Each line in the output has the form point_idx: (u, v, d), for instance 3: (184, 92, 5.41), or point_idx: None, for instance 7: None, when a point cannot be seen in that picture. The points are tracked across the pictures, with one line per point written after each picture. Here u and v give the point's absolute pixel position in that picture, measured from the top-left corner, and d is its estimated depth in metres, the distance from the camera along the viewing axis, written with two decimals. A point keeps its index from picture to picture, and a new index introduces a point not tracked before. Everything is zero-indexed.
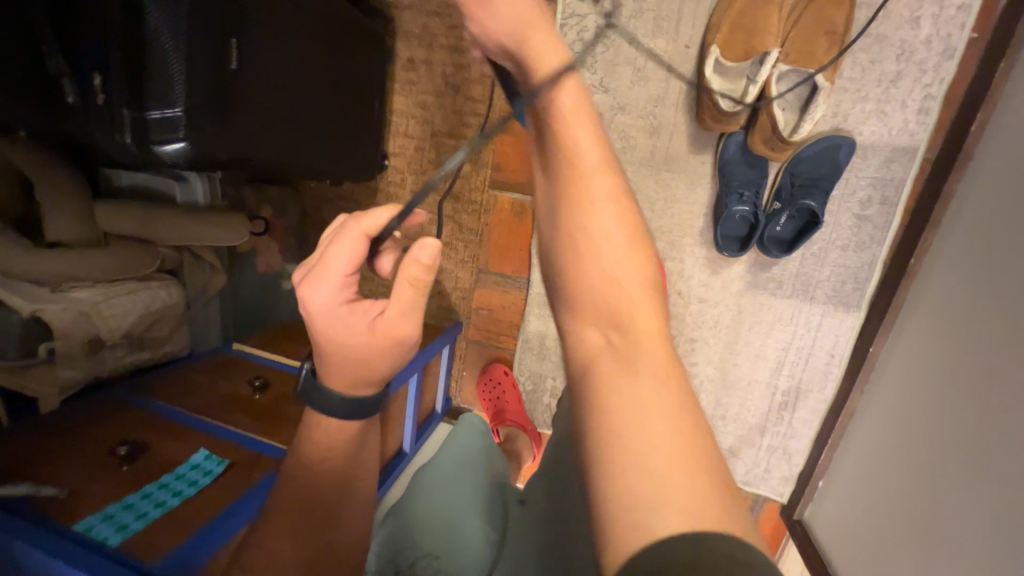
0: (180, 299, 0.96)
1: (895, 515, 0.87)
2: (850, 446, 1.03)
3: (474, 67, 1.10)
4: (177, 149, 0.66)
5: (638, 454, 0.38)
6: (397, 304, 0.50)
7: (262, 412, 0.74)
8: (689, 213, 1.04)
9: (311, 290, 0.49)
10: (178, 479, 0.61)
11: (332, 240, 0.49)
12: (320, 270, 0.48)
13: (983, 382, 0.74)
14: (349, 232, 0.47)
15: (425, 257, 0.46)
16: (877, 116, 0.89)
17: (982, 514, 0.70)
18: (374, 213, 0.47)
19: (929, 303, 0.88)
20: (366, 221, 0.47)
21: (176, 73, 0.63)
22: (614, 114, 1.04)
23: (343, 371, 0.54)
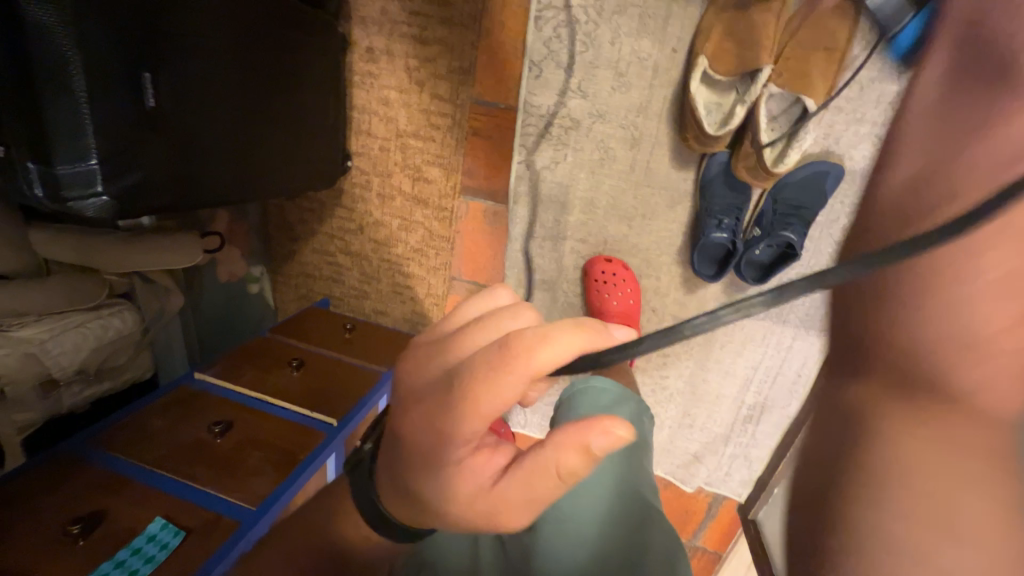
0: (137, 325, 0.93)
1: None
2: None
3: (440, 61, 1.00)
4: (98, 205, 0.61)
5: (968, 508, 0.37)
6: (521, 482, 0.34)
7: (222, 462, 0.73)
8: (668, 230, 1.00)
9: (420, 416, 0.34)
10: (134, 555, 0.60)
11: (473, 348, 0.33)
12: (447, 400, 0.32)
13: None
14: (500, 359, 0.30)
15: (602, 445, 0.31)
16: (871, 141, 0.83)
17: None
18: (554, 337, 0.29)
19: None
20: (529, 358, 0.29)
21: (87, 122, 0.57)
22: (593, 122, 0.96)
23: (412, 508, 0.40)
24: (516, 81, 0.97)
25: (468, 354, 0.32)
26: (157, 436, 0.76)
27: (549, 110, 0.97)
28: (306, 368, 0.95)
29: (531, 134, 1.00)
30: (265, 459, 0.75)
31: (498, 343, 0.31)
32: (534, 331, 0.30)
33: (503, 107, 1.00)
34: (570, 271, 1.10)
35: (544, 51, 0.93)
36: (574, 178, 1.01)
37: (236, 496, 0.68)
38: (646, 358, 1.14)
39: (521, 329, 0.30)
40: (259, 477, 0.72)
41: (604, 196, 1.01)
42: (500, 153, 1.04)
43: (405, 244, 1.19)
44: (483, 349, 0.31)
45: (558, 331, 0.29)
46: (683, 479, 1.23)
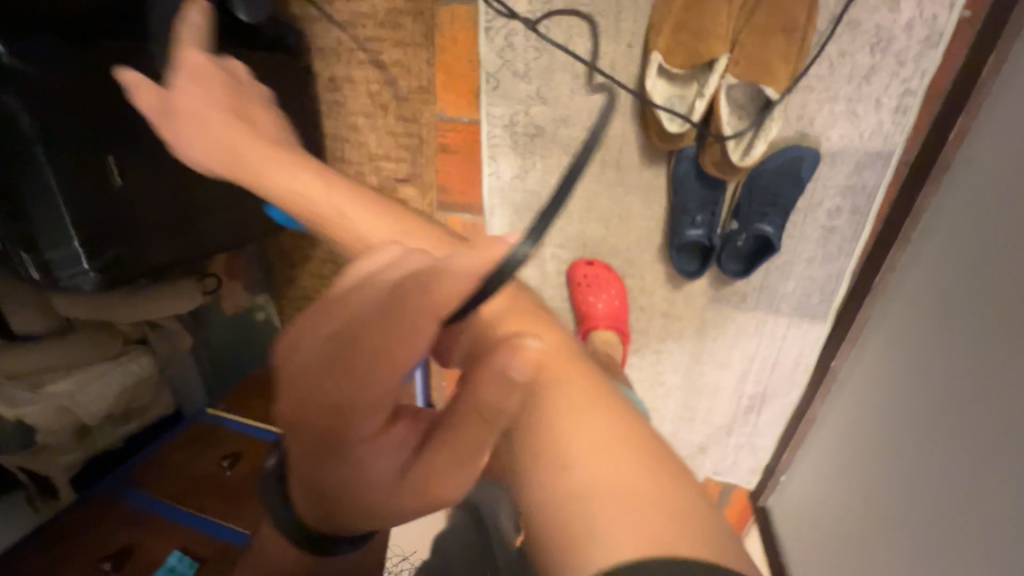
0: (154, 368, 1.01)
1: (891, 461, 0.80)
2: (844, 380, 0.96)
3: (401, 83, 1.00)
4: (87, 279, 0.67)
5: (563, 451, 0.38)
6: (448, 447, 0.29)
7: (231, 493, 0.80)
8: (646, 229, 0.99)
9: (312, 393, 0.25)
10: None
11: (375, 294, 0.27)
12: (356, 361, 0.25)
13: (947, 417, 0.70)
14: (417, 299, 0.27)
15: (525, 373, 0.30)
16: (848, 119, 0.78)
17: (924, 535, 0.72)
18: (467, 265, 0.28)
19: (906, 296, 0.82)
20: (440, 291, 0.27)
21: (61, 207, 0.62)
22: (556, 127, 0.94)
23: (319, 516, 0.31)
24: (476, 95, 0.97)
25: (372, 297, 0.27)
26: (178, 471, 0.84)
27: (512, 120, 0.96)
28: None
29: (498, 145, 0.99)
30: None
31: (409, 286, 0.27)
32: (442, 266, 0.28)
33: (467, 121, 1.00)
34: (554, 276, 1.10)
35: (499, 62, 0.91)
36: (546, 185, 1.01)
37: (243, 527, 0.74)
38: (639, 356, 1.13)
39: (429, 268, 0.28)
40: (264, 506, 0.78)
41: (578, 200, 1.00)
42: (471, 167, 1.05)
43: None
44: (399, 292, 0.27)
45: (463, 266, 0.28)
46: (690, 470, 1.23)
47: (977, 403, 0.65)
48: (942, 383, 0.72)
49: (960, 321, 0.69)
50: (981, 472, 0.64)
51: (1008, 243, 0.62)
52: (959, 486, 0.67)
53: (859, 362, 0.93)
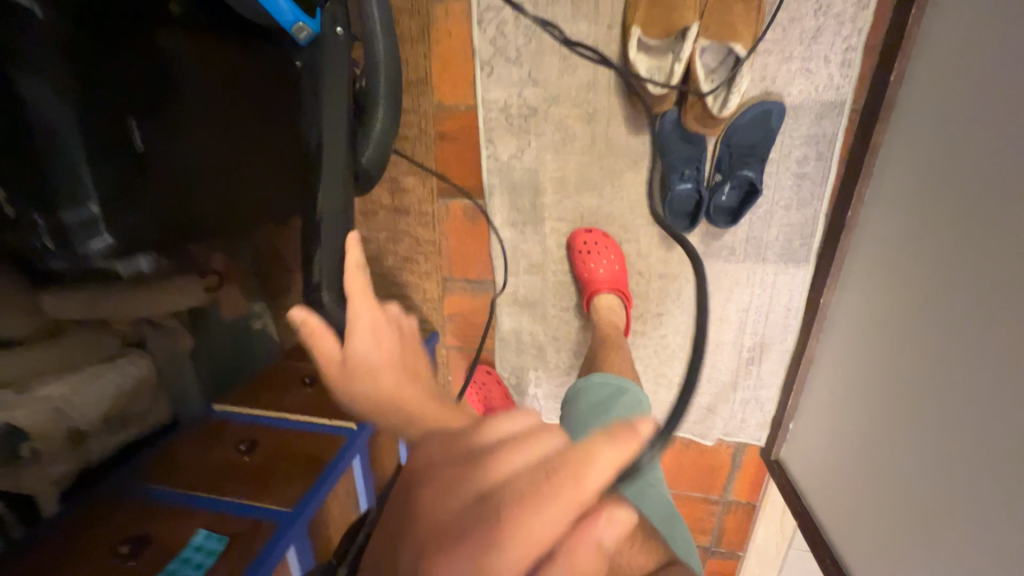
0: (150, 371, 0.96)
1: (914, 369, 0.80)
2: (839, 313, 1.02)
3: (399, 76, 1.06)
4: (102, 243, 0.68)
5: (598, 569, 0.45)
6: None
7: (253, 476, 0.76)
8: (637, 194, 1.06)
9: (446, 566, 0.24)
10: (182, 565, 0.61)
11: (510, 477, 0.26)
12: (490, 541, 0.24)
13: (931, 329, 0.77)
14: (548, 482, 0.25)
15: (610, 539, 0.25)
16: (803, 75, 0.90)
17: (923, 441, 0.77)
18: (600, 463, 0.24)
19: (884, 213, 0.88)
20: (587, 480, 0.24)
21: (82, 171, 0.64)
22: (548, 106, 1.02)
23: None
24: (472, 82, 1.04)
25: (514, 477, 0.26)
26: (185, 466, 0.78)
27: (507, 102, 1.04)
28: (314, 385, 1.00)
29: (494, 127, 1.06)
30: (289, 468, 0.78)
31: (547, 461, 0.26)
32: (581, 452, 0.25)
33: (463, 108, 1.07)
34: (555, 250, 1.15)
35: (492, 49, 1.00)
36: (541, 162, 1.07)
37: (272, 502, 0.71)
38: (642, 321, 1.18)
39: (563, 459, 0.25)
40: (290, 485, 0.74)
41: (572, 172, 1.07)
42: (469, 151, 1.11)
43: (394, 256, 1.24)
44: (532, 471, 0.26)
45: (604, 465, 0.24)
46: (701, 434, 1.26)
47: (981, 271, 0.68)
48: (924, 294, 0.79)
49: (926, 239, 0.78)
50: (964, 372, 0.70)
51: (961, 165, 0.71)
52: (963, 386, 0.71)
53: (850, 290, 0.98)
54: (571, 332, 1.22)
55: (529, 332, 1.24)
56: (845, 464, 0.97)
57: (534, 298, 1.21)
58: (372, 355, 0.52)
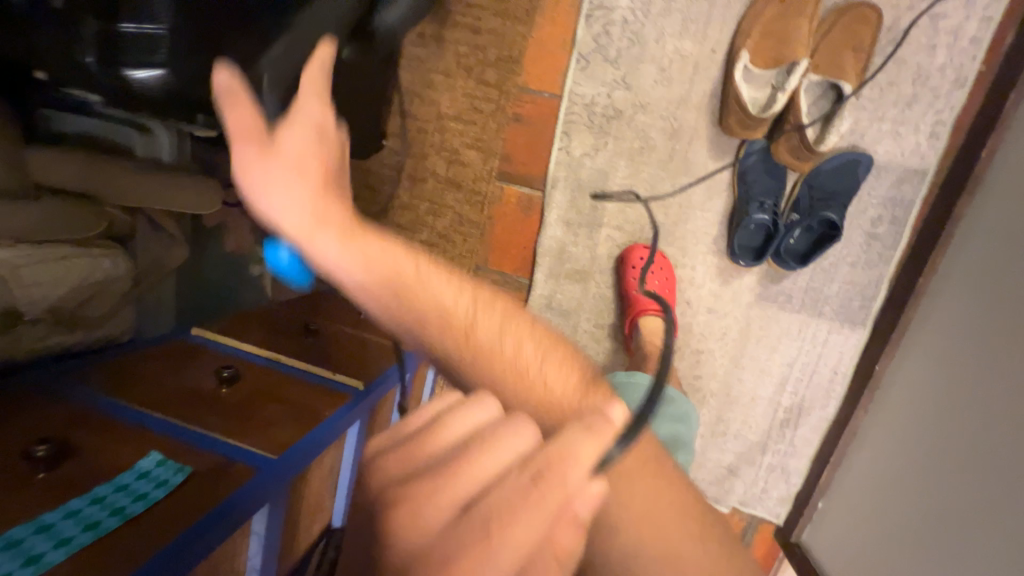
0: (128, 273, 0.80)
1: (985, 440, 0.74)
2: (893, 382, 0.96)
3: (490, 50, 1.04)
4: (151, 77, 0.54)
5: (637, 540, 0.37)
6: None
7: (235, 410, 0.59)
8: (704, 220, 1.02)
9: (406, 509, 0.24)
10: (119, 491, 0.43)
11: (470, 443, 0.27)
12: (487, 546, 0.23)
13: (990, 397, 0.75)
14: (492, 440, 0.26)
15: (585, 475, 0.24)
16: (892, 137, 0.91)
17: (998, 519, 0.69)
18: (582, 455, 0.25)
19: (957, 280, 0.87)
20: (574, 475, 0.24)
21: None
22: (634, 112, 1.00)
23: None
24: (563, 72, 1.03)
25: (470, 441, 0.27)
26: (145, 382, 0.61)
27: (593, 99, 1.02)
28: (321, 336, 0.86)
29: (574, 121, 1.03)
30: (278, 411, 0.61)
31: (488, 424, 0.28)
32: (558, 441, 0.25)
33: (547, 96, 1.04)
34: (604, 260, 1.08)
35: (593, 46, 0.99)
36: (613, 165, 1.03)
37: (251, 444, 0.53)
38: (679, 357, 1.08)
39: (539, 455, 0.25)
40: (277, 429, 0.58)
41: (642, 184, 1.03)
42: (540, 139, 1.06)
43: (429, 229, 1.14)
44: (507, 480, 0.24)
45: (583, 446, 0.25)
46: (717, 500, 1.12)
47: None
48: (986, 357, 0.77)
49: (1005, 304, 0.76)
50: None
51: None
52: None
53: (908, 359, 0.94)
54: (599, 353, 1.12)
55: None
56: (858, 502, 0.96)
57: (569, 307, 1.11)
58: (433, 291, 0.46)
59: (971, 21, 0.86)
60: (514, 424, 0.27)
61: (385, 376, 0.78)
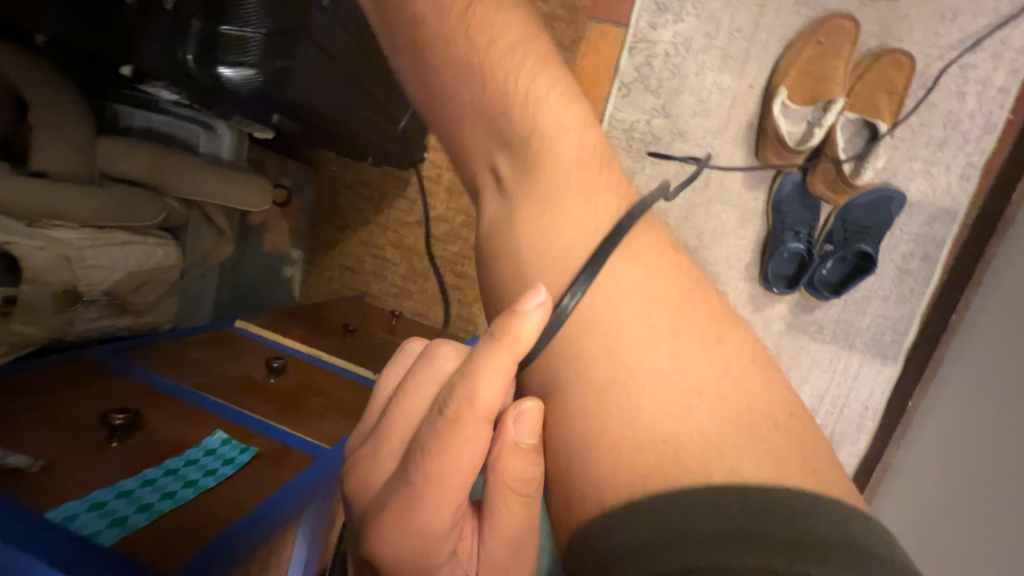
0: (178, 264, 0.82)
1: (1001, 464, 0.73)
2: (926, 416, 0.95)
3: None
4: (243, 76, 0.57)
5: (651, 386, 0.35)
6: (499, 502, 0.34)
7: (284, 400, 0.59)
8: (737, 246, 1.04)
9: (387, 440, 0.36)
10: (190, 466, 0.43)
11: (422, 381, 0.36)
12: (445, 484, 0.31)
13: (999, 425, 0.77)
14: (433, 369, 0.36)
15: (491, 393, 0.30)
16: (924, 177, 0.94)
17: (1005, 542, 0.68)
18: (488, 376, 0.30)
19: (986, 314, 0.87)
20: (481, 399, 0.30)
21: None
22: (672, 139, 1.03)
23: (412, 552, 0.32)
24: (604, 99, 1.07)
25: (420, 377, 0.36)
26: (199, 366, 0.61)
27: (633, 125, 1.05)
28: (358, 337, 0.87)
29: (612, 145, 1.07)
30: (326, 405, 0.61)
31: (430, 358, 0.37)
32: (471, 365, 0.31)
33: None
34: None
35: (634, 75, 1.04)
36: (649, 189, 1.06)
37: (307, 433, 0.53)
38: None
39: (455, 391, 0.31)
40: (327, 422, 0.58)
41: (676, 209, 1.05)
42: None
43: (462, 242, 1.16)
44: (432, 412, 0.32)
45: (489, 373, 0.30)
46: None
47: None
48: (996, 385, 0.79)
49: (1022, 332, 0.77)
50: None
51: None
52: None
53: (940, 393, 0.94)
54: None
55: None
56: None
57: None
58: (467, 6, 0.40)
59: (999, 73, 0.90)
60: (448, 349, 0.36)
61: None
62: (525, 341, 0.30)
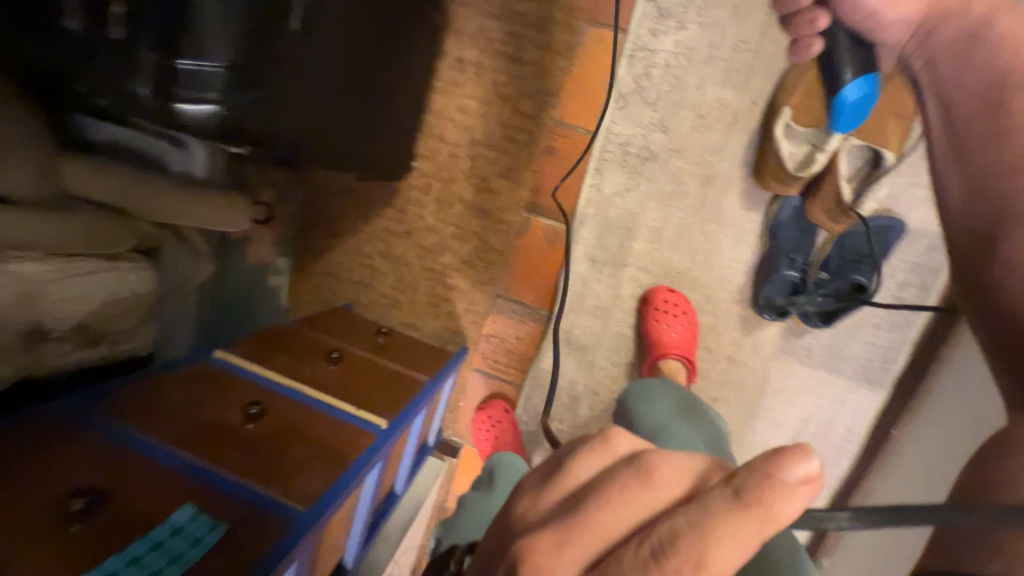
0: (154, 288, 0.79)
1: None
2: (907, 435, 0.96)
3: (529, 80, 1.03)
4: (202, 111, 0.54)
5: None
6: None
7: (262, 447, 0.58)
8: (730, 268, 1.02)
9: (552, 537, 0.25)
10: (155, 550, 0.44)
11: (604, 477, 0.26)
12: None
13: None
14: (648, 486, 0.25)
15: (725, 566, 0.22)
16: (926, 205, 0.91)
17: None
18: (725, 539, 0.22)
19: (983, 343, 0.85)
20: (712, 565, 0.21)
21: (207, 16, 0.49)
22: (669, 156, 1.00)
23: None
24: (601, 110, 1.02)
25: (619, 478, 0.25)
26: (172, 412, 0.59)
27: (630, 139, 1.01)
28: (343, 363, 0.84)
29: (607, 159, 1.03)
30: (303, 453, 0.60)
31: (639, 462, 0.26)
32: (706, 514, 0.22)
33: (582, 132, 1.04)
34: (627, 300, 1.08)
35: (633, 86, 0.99)
36: (644, 207, 1.03)
37: (283, 493, 0.53)
38: None
39: (673, 530, 0.22)
40: (304, 474, 0.57)
41: (671, 227, 1.03)
42: (572, 174, 1.06)
43: (452, 254, 1.13)
44: (634, 542, 0.23)
45: (726, 538, 0.22)
46: None
47: None
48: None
49: None
50: None
51: None
52: None
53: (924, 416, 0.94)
54: (615, 391, 1.11)
55: (568, 379, 1.12)
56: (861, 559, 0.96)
57: (588, 342, 1.11)
58: None
59: None
60: (667, 457, 0.26)
61: (406, 416, 0.77)
62: (779, 521, 0.22)
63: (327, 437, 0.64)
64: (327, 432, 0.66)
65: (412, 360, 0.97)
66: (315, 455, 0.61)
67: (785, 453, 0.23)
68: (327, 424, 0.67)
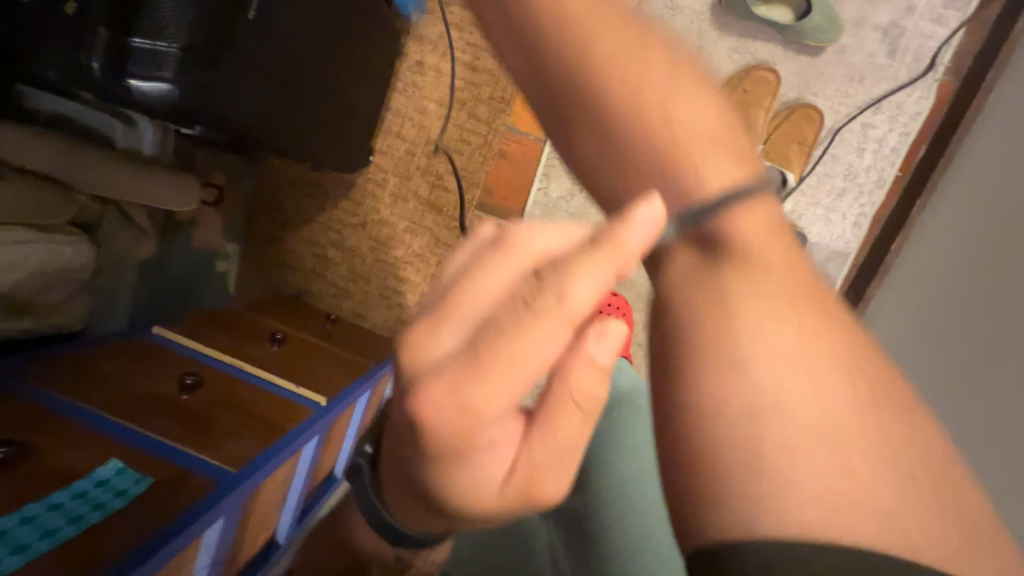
0: (90, 262, 0.78)
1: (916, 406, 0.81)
2: None
3: (484, 87, 1.10)
4: (156, 90, 0.56)
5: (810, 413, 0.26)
6: (546, 435, 0.26)
7: (196, 416, 0.60)
8: None
9: (427, 320, 0.26)
10: (77, 499, 0.46)
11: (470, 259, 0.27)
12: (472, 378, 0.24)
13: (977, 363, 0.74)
14: (505, 254, 0.26)
15: (585, 299, 0.24)
16: (823, 221, 1.04)
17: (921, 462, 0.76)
18: (584, 278, 0.24)
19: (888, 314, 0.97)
20: (573, 298, 0.24)
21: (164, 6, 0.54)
22: None
23: None
24: None
25: (479, 256, 0.27)
26: (107, 378, 0.60)
27: None
28: (287, 346, 0.86)
29: (553, 166, 1.11)
30: (236, 422, 0.62)
31: (500, 237, 0.27)
32: (566, 265, 0.25)
33: (533, 138, 1.12)
34: None
35: None
36: (585, 212, 1.11)
37: (214, 456, 0.56)
38: None
39: (546, 281, 0.24)
40: (234, 440, 0.59)
41: None
42: (522, 176, 1.13)
43: (405, 247, 1.17)
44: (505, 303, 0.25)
45: (586, 282, 0.24)
46: None
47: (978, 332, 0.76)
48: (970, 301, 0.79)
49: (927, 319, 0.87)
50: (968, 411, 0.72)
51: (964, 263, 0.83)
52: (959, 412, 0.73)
53: None
54: None
55: None
56: None
57: None
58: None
59: (893, 134, 1.01)
60: (519, 228, 0.27)
61: (349, 394, 0.79)
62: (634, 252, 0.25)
63: (266, 410, 0.67)
64: (271, 407, 0.68)
65: (359, 349, 0.99)
66: (252, 426, 0.63)
67: (633, 204, 0.26)
68: (270, 400, 0.70)
